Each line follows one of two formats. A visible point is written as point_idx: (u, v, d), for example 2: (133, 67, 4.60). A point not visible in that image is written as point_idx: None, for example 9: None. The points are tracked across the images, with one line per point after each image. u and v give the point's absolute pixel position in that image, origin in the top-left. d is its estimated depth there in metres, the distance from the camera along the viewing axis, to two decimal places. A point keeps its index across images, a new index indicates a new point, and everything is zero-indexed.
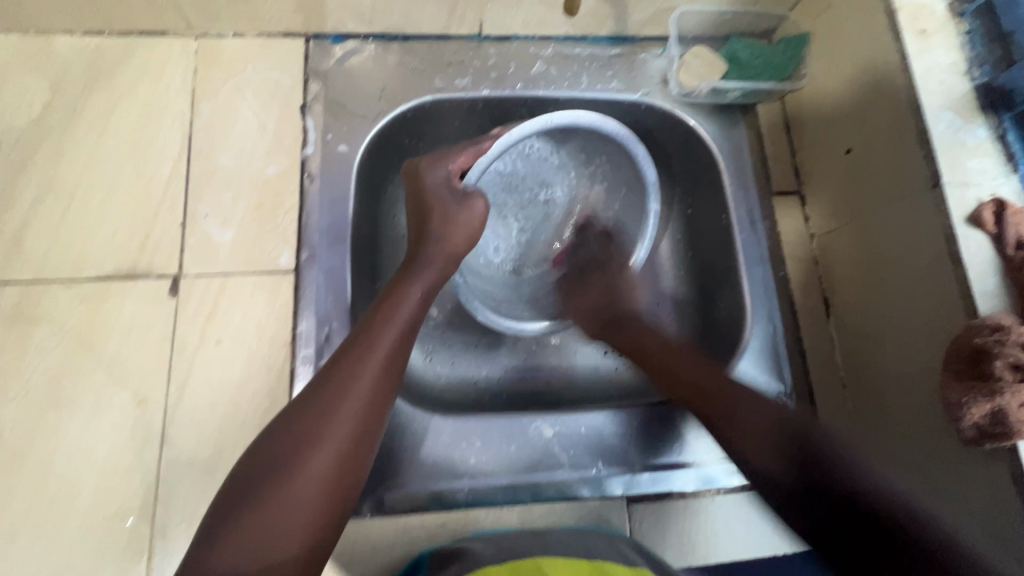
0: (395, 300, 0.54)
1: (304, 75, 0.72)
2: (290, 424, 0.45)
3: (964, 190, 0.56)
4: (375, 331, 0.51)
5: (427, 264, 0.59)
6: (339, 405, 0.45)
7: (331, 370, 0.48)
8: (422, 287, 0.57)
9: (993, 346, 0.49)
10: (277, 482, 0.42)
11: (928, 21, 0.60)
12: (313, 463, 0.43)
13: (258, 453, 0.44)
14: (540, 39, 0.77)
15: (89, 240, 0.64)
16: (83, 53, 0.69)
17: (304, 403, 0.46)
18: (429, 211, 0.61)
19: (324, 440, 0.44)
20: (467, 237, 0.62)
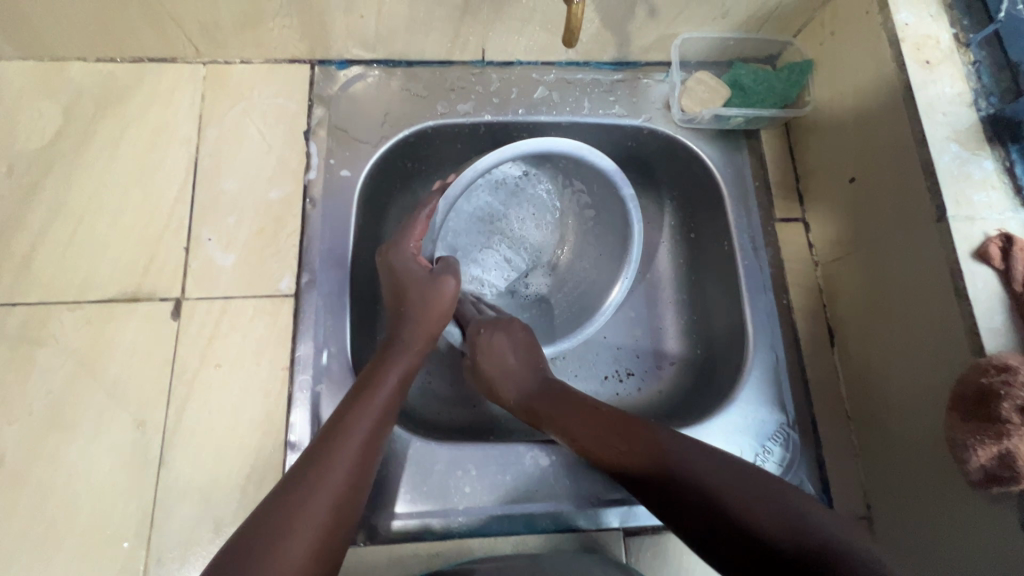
0: (374, 387, 0.56)
1: (309, 101, 0.74)
2: (264, 519, 0.45)
3: (970, 224, 0.54)
4: (352, 420, 0.53)
5: (407, 347, 0.61)
6: (313, 498, 0.47)
7: (307, 465, 0.49)
8: (401, 372, 0.59)
9: (1001, 386, 0.47)
10: (252, 575, 0.41)
11: (933, 51, 0.60)
12: (287, 554, 0.43)
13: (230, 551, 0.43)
14: (542, 65, 0.77)
15: (95, 263, 0.65)
16: (96, 80, 0.71)
17: (280, 499, 0.46)
18: (406, 290, 0.63)
19: (302, 530, 0.45)
20: (441, 315, 0.63)
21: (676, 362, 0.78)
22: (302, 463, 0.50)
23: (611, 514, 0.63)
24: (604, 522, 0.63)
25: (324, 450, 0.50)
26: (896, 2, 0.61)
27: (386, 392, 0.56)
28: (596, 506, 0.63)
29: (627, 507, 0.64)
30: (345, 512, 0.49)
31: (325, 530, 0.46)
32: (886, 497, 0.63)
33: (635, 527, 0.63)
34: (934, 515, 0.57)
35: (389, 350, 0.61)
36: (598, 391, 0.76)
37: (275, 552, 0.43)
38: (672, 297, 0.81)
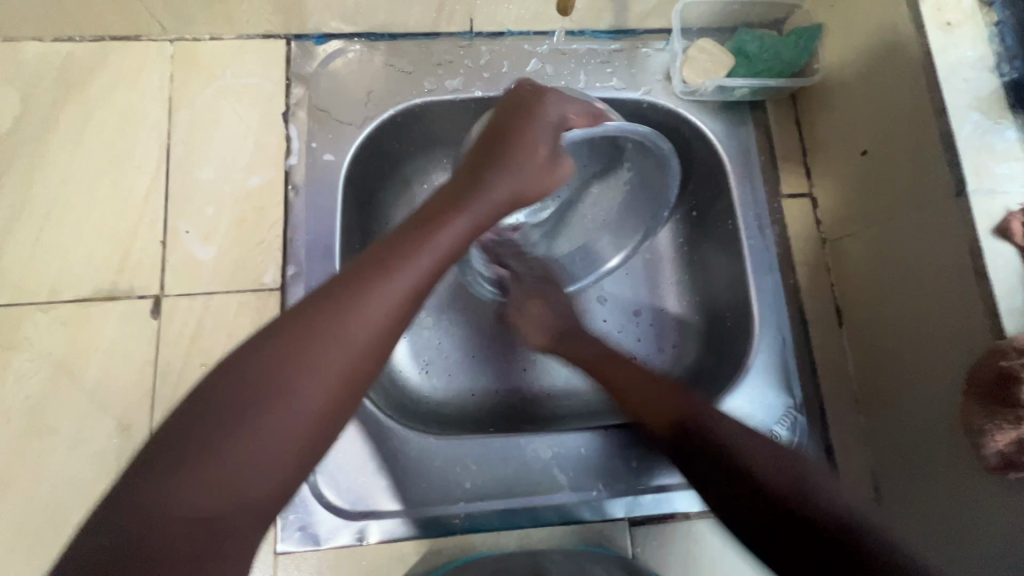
0: (450, 217, 0.50)
1: (287, 79, 0.69)
2: (311, 310, 0.42)
3: (991, 199, 0.51)
4: (406, 253, 0.46)
5: (492, 192, 0.53)
6: (348, 328, 0.42)
7: (368, 266, 0.45)
8: (468, 220, 0.51)
9: (1021, 370, 0.45)
10: (246, 421, 0.38)
11: (953, 12, 0.56)
12: (292, 408, 0.39)
13: (269, 339, 0.41)
14: (534, 35, 0.73)
15: (67, 259, 0.62)
16: (55, 61, 0.66)
17: (325, 302, 0.42)
18: (513, 142, 0.56)
19: (320, 369, 0.40)
20: (541, 190, 0.57)
21: (679, 345, 0.75)
22: (357, 268, 0.45)
23: (616, 505, 0.62)
24: (609, 513, 0.62)
25: (389, 256, 0.45)
26: None
27: (451, 237, 0.49)
28: (600, 497, 0.62)
29: (632, 497, 0.62)
30: (362, 383, 0.43)
31: (338, 395, 0.41)
32: (896, 480, 0.62)
33: (640, 517, 0.62)
34: (945, 501, 0.56)
35: (492, 157, 0.55)
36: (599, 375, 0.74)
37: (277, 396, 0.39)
38: (676, 277, 0.78)
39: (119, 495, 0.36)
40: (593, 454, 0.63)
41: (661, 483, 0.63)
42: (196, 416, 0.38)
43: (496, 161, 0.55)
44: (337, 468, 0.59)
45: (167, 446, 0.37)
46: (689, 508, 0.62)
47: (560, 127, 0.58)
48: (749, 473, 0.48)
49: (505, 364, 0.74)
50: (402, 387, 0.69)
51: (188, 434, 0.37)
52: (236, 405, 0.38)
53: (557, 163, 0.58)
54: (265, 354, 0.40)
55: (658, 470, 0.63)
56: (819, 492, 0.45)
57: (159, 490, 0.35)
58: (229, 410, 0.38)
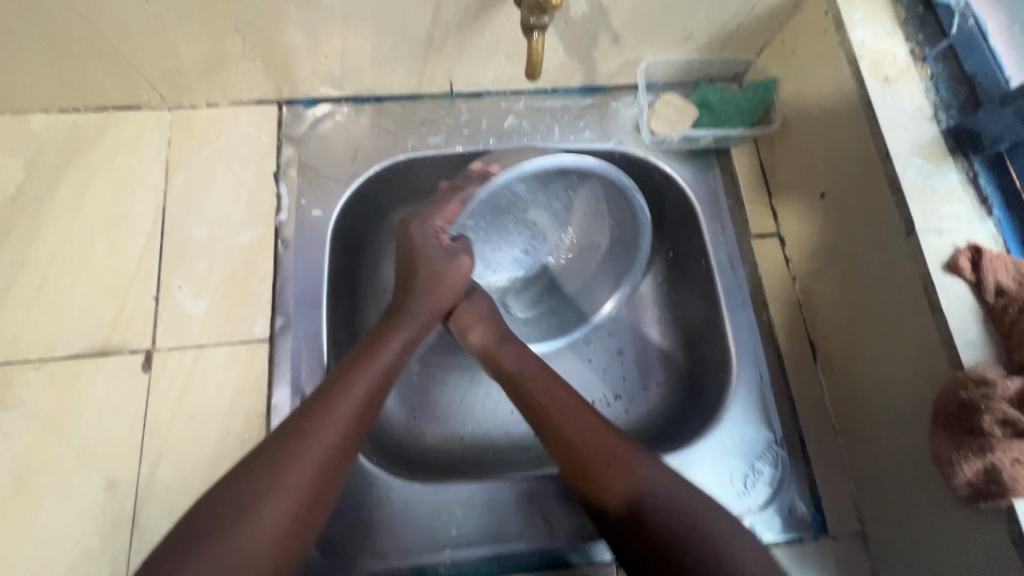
0: (388, 336, 0.59)
1: (278, 141, 0.73)
2: (274, 440, 0.49)
3: (939, 237, 0.55)
4: (352, 375, 0.54)
5: (412, 309, 0.61)
6: (304, 449, 0.48)
7: (325, 390, 0.52)
8: (403, 336, 0.59)
9: (980, 401, 0.47)
10: (220, 545, 0.43)
11: (890, 68, 0.61)
12: (260, 527, 0.45)
13: (239, 473, 0.47)
14: (510, 94, 0.78)
15: (63, 317, 0.64)
16: (60, 131, 0.70)
17: (287, 430, 0.50)
18: (417, 267, 0.62)
19: (285, 489, 0.46)
20: (452, 292, 0.63)
21: (663, 382, 0.77)
22: (314, 395, 0.52)
23: (602, 547, 0.62)
24: (596, 556, 0.62)
25: (340, 378, 0.54)
26: (851, 22, 0.63)
27: (388, 354, 0.57)
28: (587, 540, 0.62)
29: None
30: (324, 494, 0.49)
31: (301, 510, 0.47)
32: (879, 513, 0.62)
33: None
34: (928, 533, 0.56)
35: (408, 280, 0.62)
36: None
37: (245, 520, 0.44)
38: (656, 315, 0.80)
39: None
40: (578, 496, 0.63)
41: None
42: (179, 546, 0.43)
43: (410, 278, 0.62)
44: (325, 517, 0.60)
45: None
46: None
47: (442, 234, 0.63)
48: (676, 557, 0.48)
49: (491, 407, 0.75)
50: (390, 433, 0.70)
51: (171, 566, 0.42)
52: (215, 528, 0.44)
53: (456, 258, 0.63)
54: (241, 480, 0.47)
55: None
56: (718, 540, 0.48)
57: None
58: (203, 539, 0.43)
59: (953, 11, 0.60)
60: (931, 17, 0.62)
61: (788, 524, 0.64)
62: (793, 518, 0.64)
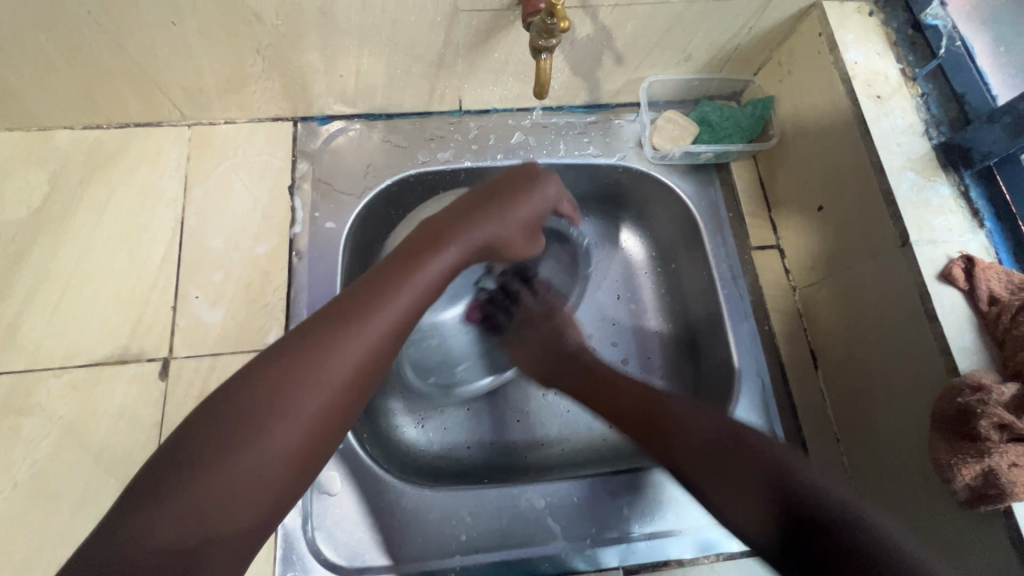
0: (437, 250, 0.54)
1: (293, 156, 0.76)
2: (300, 341, 0.46)
3: (933, 248, 0.57)
4: (390, 289, 0.50)
5: (475, 231, 0.58)
6: (331, 361, 0.45)
7: (356, 298, 0.48)
8: (455, 255, 0.56)
9: (976, 405, 0.49)
10: (230, 453, 0.40)
11: (882, 87, 0.64)
12: (275, 439, 0.42)
13: (263, 364, 0.44)
14: (517, 111, 0.80)
15: (83, 326, 0.66)
16: (84, 146, 0.73)
17: (316, 333, 0.46)
18: (505, 186, 0.62)
19: (305, 404, 0.44)
20: (520, 228, 0.62)
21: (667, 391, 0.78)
22: (348, 300, 0.48)
23: (609, 553, 0.63)
24: (604, 562, 0.62)
25: (374, 289, 0.49)
26: (844, 43, 0.66)
27: (431, 274, 0.53)
28: (595, 546, 0.63)
29: (626, 544, 0.63)
30: (344, 415, 0.47)
31: (318, 426, 0.44)
32: None
33: (635, 566, 0.63)
34: (930, 538, 0.57)
35: (481, 201, 0.60)
36: (590, 424, 0.77)
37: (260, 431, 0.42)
38: (659, 326, 0.82)
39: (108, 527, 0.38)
40: (585, 502, 0.64)
41: (652, 529, 0.64)
42: (189, 445, 0.41)
43: (489, 203, 0.60)
44: (336, 523, 0.61)
45: (164, 476, 0.39)
46: (681, 554, 0.63)
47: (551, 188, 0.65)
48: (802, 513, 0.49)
49: (498, 416, 0.77)
50: (400, 443, 0.71)
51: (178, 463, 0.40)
52: (230, 431, 0.41)
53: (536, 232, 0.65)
54: (258, 383, 0.43)
55: (649, 516, 0.64)
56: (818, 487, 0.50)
57: (144, 518, 0.38)
58: (216, 441, 0.41)
59: (940, 34, 0.64)
60: (920, 40, 0.66)
61: None
62: None
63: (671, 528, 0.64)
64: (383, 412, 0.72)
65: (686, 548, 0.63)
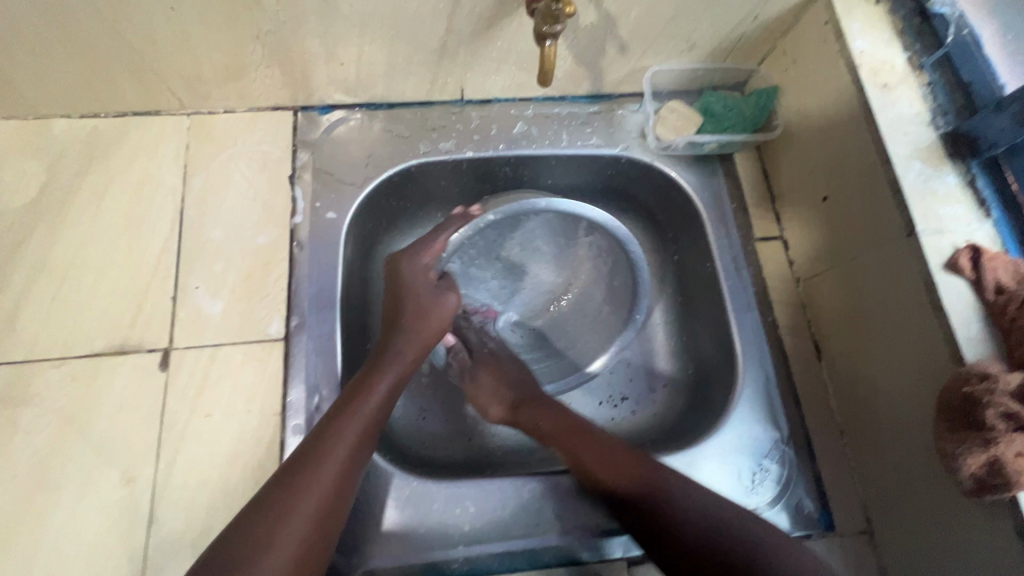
0: (382, 365, 0.60)
1: (294, 146, 0.75)
2: (291, 463, 0.52)
3: (940, 237, 0.57)
4: (351, 408, 0.56)
5: (407, 344, 0.62)
6: (309, 484, 0.50)
7: (325, 426, 0.54)
8: (400, 364, 0.61)
9: (983, 395, 0.49)
10: (245, 569, 0.45)
11: (889, 75, 0.64)
12: (278, 554, 0.46)
13: (256, 500, 0.50)
14: (519, 101, 0.80)
15: (82, 317, 0.65)
16: (81, 135, 0.72)
17: (297, 460, 0.52)
18: (404, 296, 0.65)
19: (292, 526, 0.48)
20: (441, 317, 0.65)
21: (670, 384, 0.78)
22: (320, 425, 0.55)
23: (613, 544, 0.63)
24: (607, 552, 0.62)
25: (337, 413, 0.55)
26: (850, 31, 0.65)
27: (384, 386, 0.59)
28: (598, 537, 0.63)
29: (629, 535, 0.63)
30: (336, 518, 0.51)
31: (307, 542, 0.48)
32: (885, 509, 0.63)
33: (639, 556, 0.63)
34: (933, 526, 0.57)
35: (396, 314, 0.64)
36: (594, 416, 0.76)
37: (259, 553, 0.46)
38: (662, 318, 0.82)
39: None
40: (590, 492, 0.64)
41: None
42: None
43: (397, 312, 0.64)
44: None
45: None
46: None
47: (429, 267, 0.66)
48: (654, 522, 0.54)
49: None
50: (401, 434, 0.71)
51: None
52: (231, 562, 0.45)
53: (444, 293, 0.65)
54: (249, 521, 0.48)
55: None
56: (677, 493, 0.55)
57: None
58: (228, 563, 0.45)
59: (948, 21, 0.63)
60: (927, 29, 0.65)
61: (796, 522, 0.65)
62: (801, 516, 0.65)
63: None
64: None
65: None
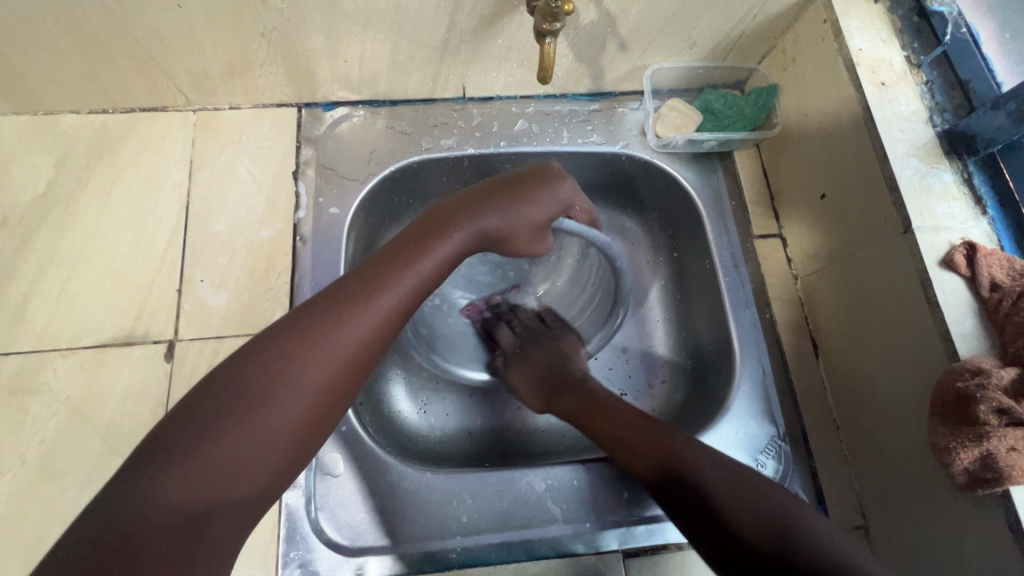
0: (443, 233, 0.55)
1: (297, 142, 0.76)
2: (307, 315, 0.47)
3: (935, 234, 0.57)
4: (396, 270, 0.51)
5: (481, 224, 0.57)
6: (335, 339, 0.46)
7: (362, 279, 0.49)
8: (458, 240, 0.56)
9: (976, 390, 0.49)
10: (236, 424, 0.41)
11: (887, 74, 0.64)
12: (271, 419, 0.43)
13: (273, 333, 0.46)
14: (521, 98, 0.81)
15: (89, 308, 0.66)
16: (89, 131, 0.74)
17: (325, 300, 0.48)
18: (541, 212, 0.61)
19: (306, 381, 0.44)
20: (538, 241, 0.62)
21: (668, 380, 0.79)
22: (360, 272, 0.50)
23: (609, 537, 0.63)
24: (603, 545, 0.63)
25: (378, 270, 0.51)
26: (849, 29, 0.66)
27: (435, 259, 0.54)
28: (594, 529, 0.63)
29: (625, 528, 0.64)
30: (337, 405, 0.47)
31: (316, 407, 0.45)
32: (881, 505, 0.63)
33: (635, 549, 0.63)
34: (927, 522, 0.58)
35: (495, 195, 0.59)
36: None
37: (267, 401, 0.43)
38: (661, 314, 0.83)
39: (118, 482, 0.38)
40: (587, 485, 0.65)
41: (653, 513, 0.64)
42: (196, 406, 0.41)
43: (498, 196, 0.59)
44: (339, 503, 0.61)
45: (176, 427, 0.41)
46: (681, 537, 0.64)
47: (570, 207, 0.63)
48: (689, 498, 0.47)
49: (497, 402, 0.77)
50: (401, 426, 0.72)
51: (186, 422, 0.41)
52: (234, 398, 0.42)
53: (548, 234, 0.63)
54: (263, 357, 0.44)
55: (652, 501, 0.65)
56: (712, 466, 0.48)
57: (149, 484, 0.38)
58: (221, 414, 0.41)
59: (947, 20, 0.64)
60: (926, 26, 0.66)
61: None
62: None
63: None
64: (386, 398, 0.72)
65: None
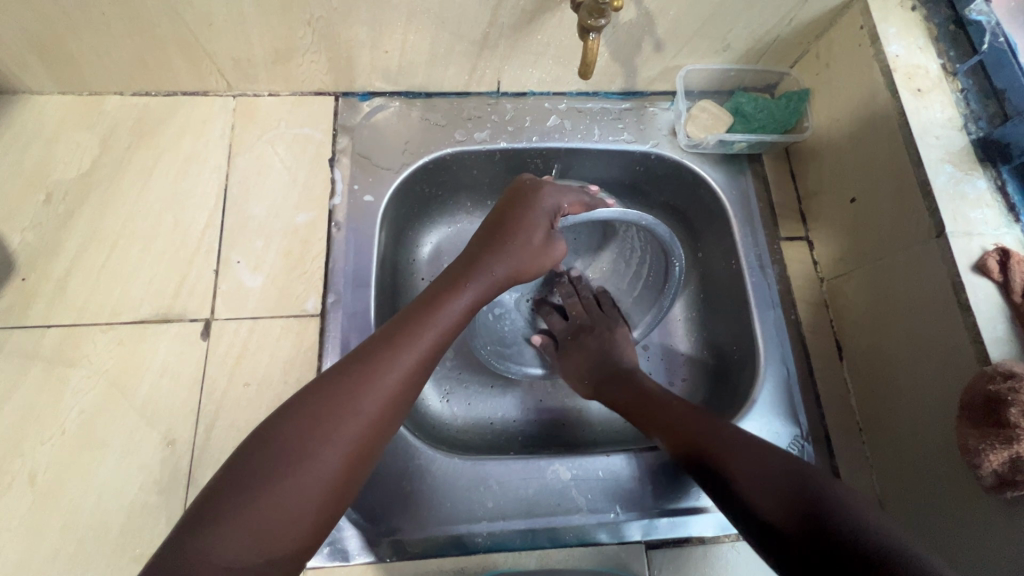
0: (454, 291, 0.58)
1: (334, 130, 0.77)
2: (333, 378, 0.49)
3: (968, 240, 0.58)
4: (416, 329, 0.54)
5: (492, 272, 0.60)
6: (361, 398, 0.48)
7: (382, 343, 0.52)
8: (471, 296, 0.58)
9: (1008, 393, 0.50)
10: (270, 487, 0.43)
11: (922, 80, 0.65)
12: (304, 481, 0.44)
13: (302, 399, 0.48)
14: (553, 95, 0.82)
15: (129, 285, 0.68)
16: (131, 112, 0.75)
17: (352, 363, 0.50)
18: (533, 232, 0.63)
19: (338, 439, 0.46)
20: (541, 265, 0.64)
21: (688, 377, 0.80)
22: (381, 335, 0.53)
23: (632, 527, 0.64)
24: (626, 535, 0.64)
25: (397, 331, 0.53)
26: (886, 36, 0.67)
27: (450, 315, 0.56)
28: (617, 520, 0.64)
29: (648, 520, 0.64)
30: (364, 463, 0.49)
31: (348, 464, 0.47)
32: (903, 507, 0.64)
33: (656, 541, 0.64)
34: (952, 524, 0.58)
35: (495, 239, 0.62)
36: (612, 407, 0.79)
37: (302, 463, 0.45)
38: (683, 313, 0.84)
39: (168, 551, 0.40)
40: (610, 476, 0.66)
41: (676, 506, 0.65)
42: (237, 473, 0.44)
43: (496, 239, 0.62)
44: (368, 484, 0.62)
45: (218, 493, 0.43)
46: (703, 531, 0.64)
47: (557, 212, 0.64)
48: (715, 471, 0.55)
49: (519, 395, 0.78)
50: (425, 414, 0.73)
51: (228, 489, 0.43)
52: (271, 464, 0.44)
53: (553, 245, 0.64)
54: (295, 423, 0.46)
55: (674, 495, 0.65)
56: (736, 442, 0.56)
57: (196, 547, 0.40)
58: (260, 476, 0.43)
59: (983, 30, 0.64)
60: (963, 36, 0.66)
61: None
62: None
63: (694, 505, 0.65)
64: None
65: (708, 526, 0.65)
